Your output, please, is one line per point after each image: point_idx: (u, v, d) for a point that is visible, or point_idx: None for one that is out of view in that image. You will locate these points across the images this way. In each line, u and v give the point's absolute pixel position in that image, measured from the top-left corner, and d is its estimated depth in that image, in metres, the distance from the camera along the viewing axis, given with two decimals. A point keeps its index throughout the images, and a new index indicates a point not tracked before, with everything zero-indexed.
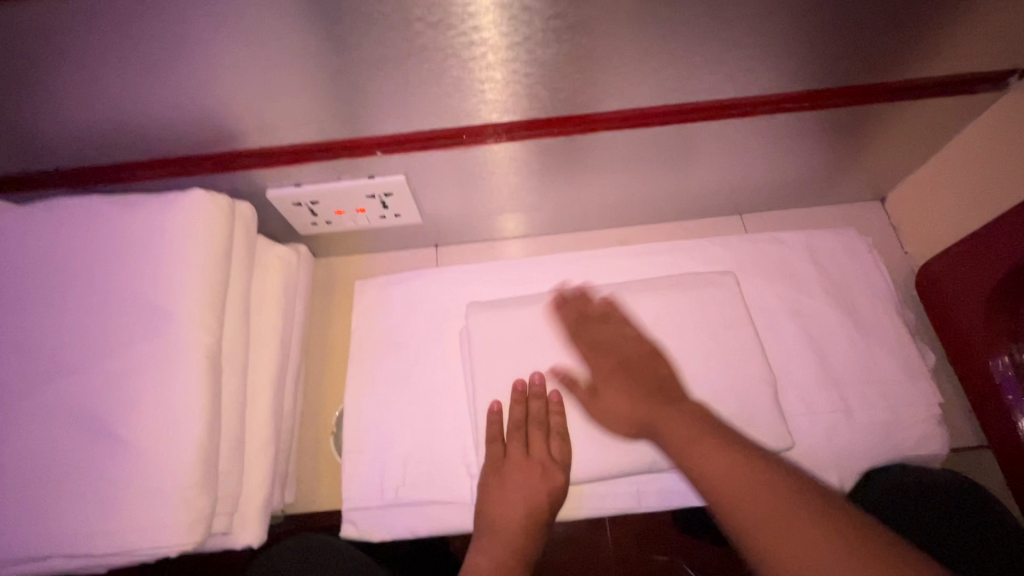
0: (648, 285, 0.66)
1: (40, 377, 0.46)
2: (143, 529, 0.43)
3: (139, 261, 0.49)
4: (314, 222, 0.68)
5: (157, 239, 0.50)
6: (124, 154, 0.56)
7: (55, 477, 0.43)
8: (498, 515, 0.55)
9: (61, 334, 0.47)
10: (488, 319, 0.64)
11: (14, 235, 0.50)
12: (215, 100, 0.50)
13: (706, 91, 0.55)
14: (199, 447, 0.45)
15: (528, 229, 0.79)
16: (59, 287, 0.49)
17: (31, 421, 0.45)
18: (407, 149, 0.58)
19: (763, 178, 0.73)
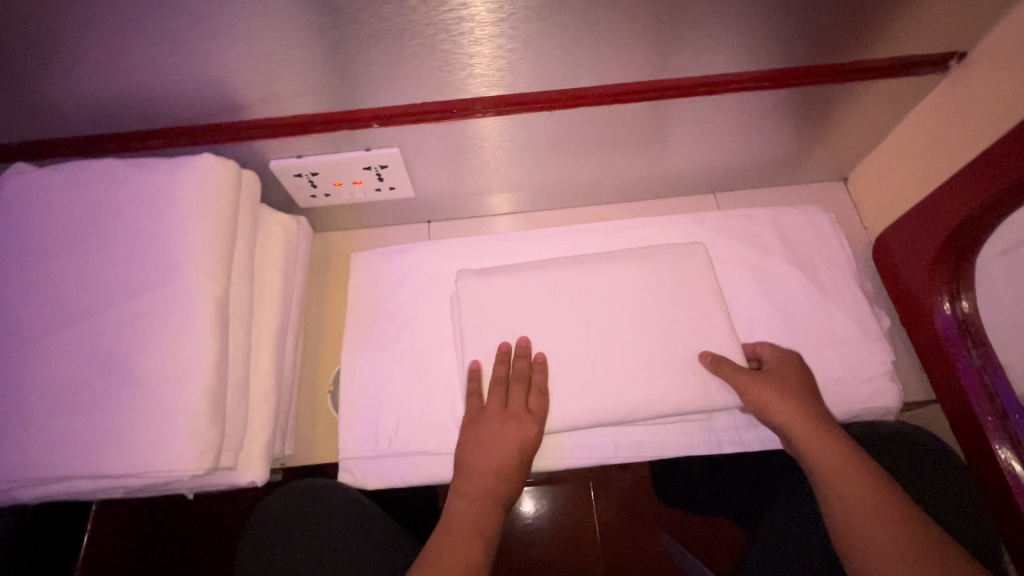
0: (626, 253, 0.71)
1: (62, 319, 0.50)
2: (158, 454, 0.47)
3: (153, 217, 0.54)
4: (313, 193, 0.73)
5: (169, 198, 0.54)
6: (138, 122, 0.60)
7: (77, 407, 0.47)
8: (472, 463, 0.59)
9: (82, 281, 0.52)
10: (475, 285, 0.69)
11: (36, 192, 0.54)
12: (224, 71, 0.55)
13: (676, 69, 0.61)
14: (208, 384, 0.49)
15: (516, 206, 0.84)
16: (79, 240, 0.53)
17: (52, 358, 0.49)
18: (401, 122, 0.63)
19: (734, 158, 0.78)
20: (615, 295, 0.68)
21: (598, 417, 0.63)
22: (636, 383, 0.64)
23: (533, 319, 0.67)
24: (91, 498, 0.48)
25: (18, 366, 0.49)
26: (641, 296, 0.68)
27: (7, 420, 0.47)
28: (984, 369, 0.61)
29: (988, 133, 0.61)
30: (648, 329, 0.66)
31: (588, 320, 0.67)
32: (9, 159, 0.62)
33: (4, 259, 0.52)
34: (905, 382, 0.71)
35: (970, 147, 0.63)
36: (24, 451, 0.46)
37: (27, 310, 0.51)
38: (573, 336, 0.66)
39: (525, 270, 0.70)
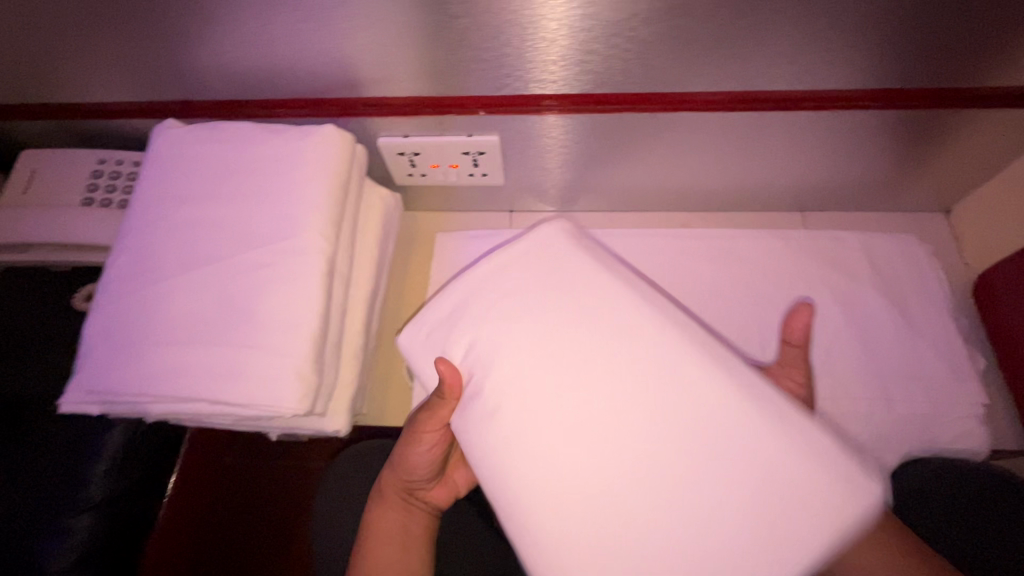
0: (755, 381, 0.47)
1: (194, 260, 0.56)
2: (267, 388, 0.51)
3: (279, 176, 0.59)
4: (411, 172, 0.77)
5: (296, 160, 0.59)
6: (274, 90, 0.67)
7: (203, 338, 0.53)
8: (404, 469, 0.58)
9: (213, 228, 0.57)
10: (512, 270, 0.54)
11: (182, 146, 0.61)
12: (358, 49, 0.60)
13: (786, 81, 0.61)
14: (312, 333, 0.54)
15: (597, 205, 0.86)
16: (214, 191, 0.59)
17: (184, 293, 0.54)
18: (506, 110, 0.66)
19: (830, 176, 0.76)
20: (730, 405, 0.45)
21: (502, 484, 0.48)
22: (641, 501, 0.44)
23: (586, 359, 0.48)
24: (204, 422, 0.53)
25: (155, 298, 0.54)
26: (769, 413, 0.44)
27: (144, 342, 0.53)
28: None
29: None
30: (704, 502, 0.43)
31: (621, 421, 0.46)
32: (159, 115, 0.71)
33: (151, 202, 0.59)
34: (995, 428, 0.67)
35: None
36: (155, 370, 0.52)
37: (162, 245, 0.56)
38: (628, 409, 0.46)
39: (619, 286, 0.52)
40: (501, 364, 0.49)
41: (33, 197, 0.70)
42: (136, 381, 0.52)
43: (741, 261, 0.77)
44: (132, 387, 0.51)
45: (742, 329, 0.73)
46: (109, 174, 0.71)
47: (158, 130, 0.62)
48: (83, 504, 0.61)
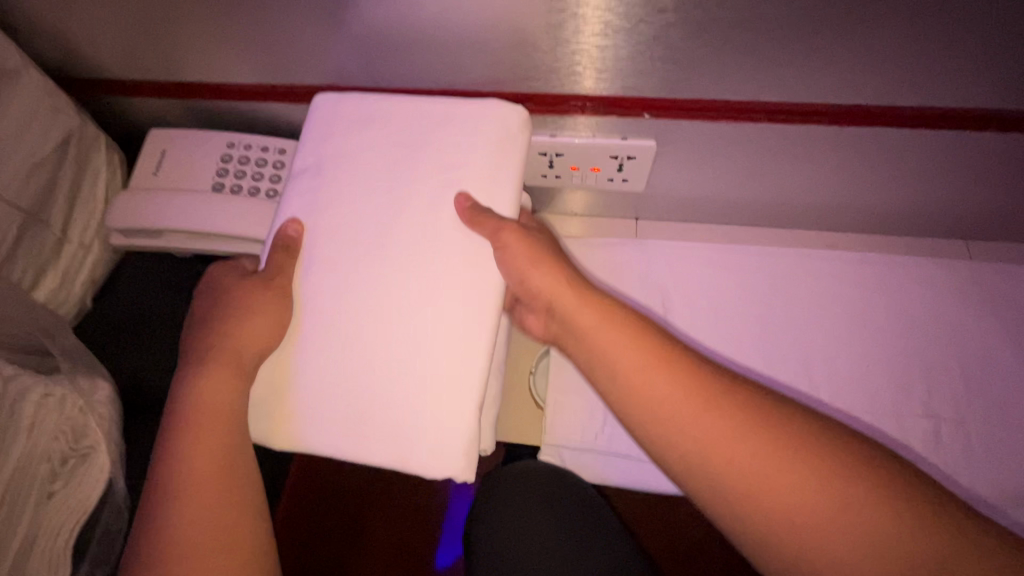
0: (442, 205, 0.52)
1: (357, 257, 0.51)
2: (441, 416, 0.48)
3: (446, 167, 0.53)
4: (546, 174, 0.72)
5: (464, 150, 0.53)
6: (424, 80, 0.62)
7: (372, 346, 0.49)
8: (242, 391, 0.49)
9: (376, 221, 0.52)
10: (385, 133, 0.54)
11: (341, 122, 0.55)
12: (534, 47, 0.54)
13: (1009, 105, 0.54)
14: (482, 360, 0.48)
15: (734, 219, 0.80)
16: (377, 177, 0.53)
17: (349, 293, 0.50)
18: (675, 114, 0.60)
19: (1010, 207, 0.69)
20: (461, 293, 0.49)
21: (308, 352, 0.50)
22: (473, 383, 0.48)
23: (365, 262, 0.51)
24: None
25: (320, 297, 0.51)
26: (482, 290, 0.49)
27: (312, 346, 0.50)
28: None
29: None
30: (402, 372, 0.48)
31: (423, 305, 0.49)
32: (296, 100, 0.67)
33: (311, 186, 0.54)
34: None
35: None
36: (325, 381, 0.49)
37: (325, 235, 0.52)
38: (385, 300, 0.50)
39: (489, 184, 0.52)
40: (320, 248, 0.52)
41: (164, 179, 0.67)
42: (309, 389, 0.49)
43: (898, 291, 0.71)
44: (304, 395, 0.49)
45: (897, 365, 0.68)
46: (239, 159, 0.68)
47: (319, 98, 0.56)
48: None
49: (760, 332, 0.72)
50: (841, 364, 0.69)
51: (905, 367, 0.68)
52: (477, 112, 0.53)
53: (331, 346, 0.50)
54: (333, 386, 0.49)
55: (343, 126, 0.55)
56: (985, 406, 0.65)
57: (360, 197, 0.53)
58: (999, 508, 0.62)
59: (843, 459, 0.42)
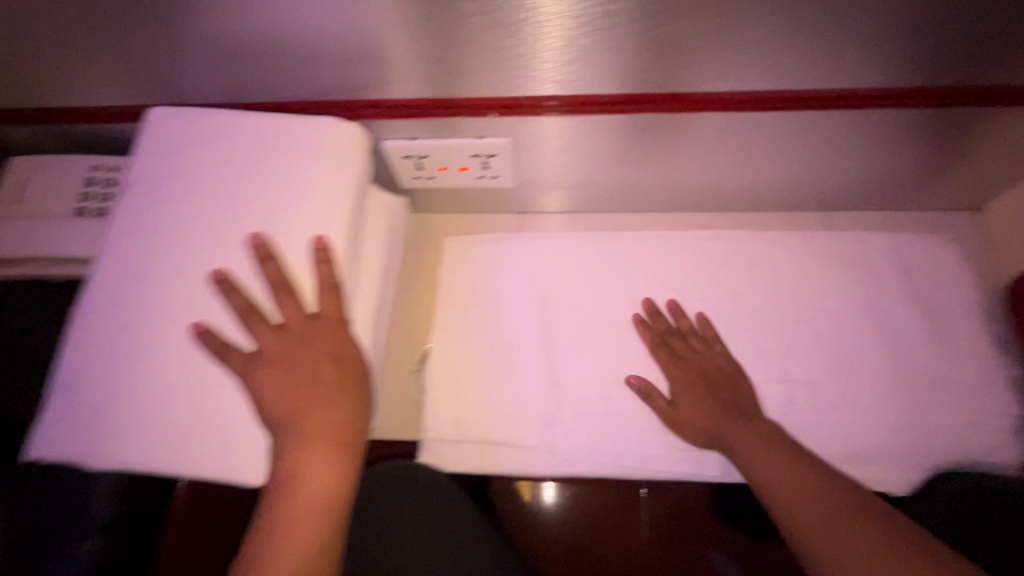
0: (276, 220, 0.55)
1: (182, 272, 0.53)
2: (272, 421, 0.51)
3: (276, 183, 0.56)
4: (418, 175, 0.74)
5: (295, 165, 0.56)
6: (271, 92, 0.63)
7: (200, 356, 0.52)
8: (311, 435, 0.49)
9: (205, 237, 0.54)
10: (227, 152, 0.56)
11: (174, 138, 0.57)
12: (360, 49, 0.56)
13: (818, 78, 0.57)
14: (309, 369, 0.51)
15: (612, 207, 0.83)
16: (206, 194, 0.55)
17: (175, 307, 0.53)
18: (520, 111, 0.62)
19: (857, 176, 0.73)
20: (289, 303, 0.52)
21: (139, 368, 0.51)
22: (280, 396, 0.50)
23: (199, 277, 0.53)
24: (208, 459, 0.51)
25: (145, 312, 0.53)
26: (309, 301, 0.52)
27: (135, 361, 0.51)
28: None
29: None
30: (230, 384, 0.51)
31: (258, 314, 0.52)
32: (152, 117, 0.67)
33: (140, 201, 0.55)
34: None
35: None
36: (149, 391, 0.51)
37: (145, 251, 0.54)
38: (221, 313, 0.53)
39: (319, 204, 0.55)
40: (156, 264, 0.53)
41: (25, 206, 0.67)
42: (133, 400, 0.51)
43: (766, 263, 0.74)
44: (125, 406, 0.51)
45: (764, 331, 0.70)
46: (102, 182, 0.68)
47: (152, 112, 0.58)
48: (88, 529, 0.59)
49: (633, 312, 0.73)
50: (710, 336, 0.70)
51: (772, 334, 0.70)
52: (310, 133, 0.57)
53: (164, 363, 0.51)
54: (158, 397, 0.51)
55: (189, 142, 0.57)
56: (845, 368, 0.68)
57: (196, 214, 0.55)
58: (863, 462, 0.64)
59: (828, 489, 0.51)
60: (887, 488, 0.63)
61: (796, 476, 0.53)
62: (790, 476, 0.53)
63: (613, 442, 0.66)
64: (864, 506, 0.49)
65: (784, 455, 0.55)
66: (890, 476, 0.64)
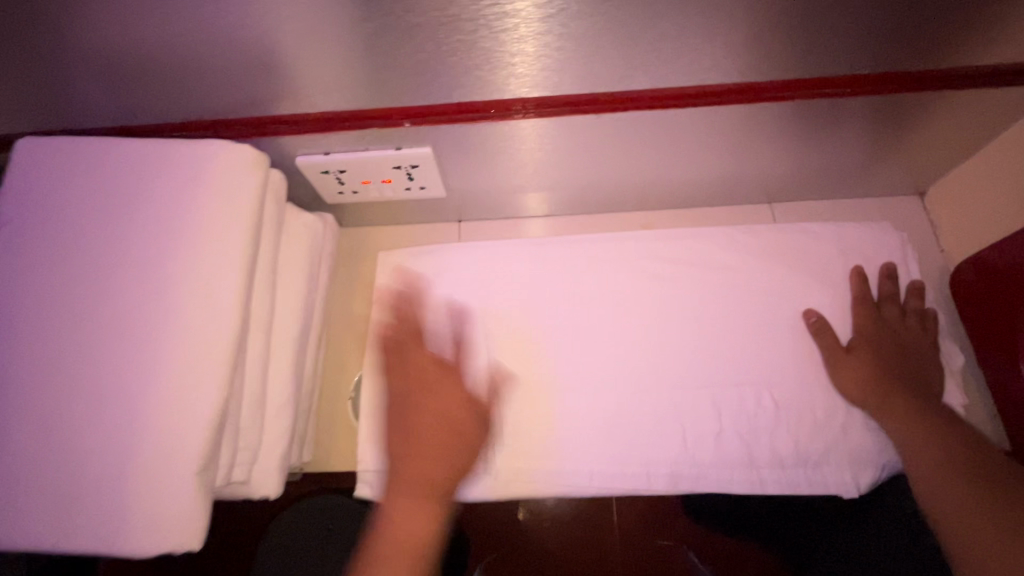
0: (162, 251, 0.47)
1: (53, 323, 0.46)
2: (158, 490, 0.42)
3: (161, 209, 0.49)
4: (341, 190, 0.69)
5: (183, 188, 0.49)
6: (161, 112, 0.58)
7: (70, 417, 0.44)
8: (421, 472, 0.46)
9: (80, 281, 0.47)
10: (106, 182, 0.50)
11: (46, 172, 0.51)
12: (248, 66, 0.51)
13: (746, 72, 0.54)
14: (211, 417, 0.44)
15: (555, 208, 0.80)
16: (82, 232, 0.49)
17: (44, 363, 0.45)
18: (436, 119, 0.58)
19: (800, 165, 0.71)
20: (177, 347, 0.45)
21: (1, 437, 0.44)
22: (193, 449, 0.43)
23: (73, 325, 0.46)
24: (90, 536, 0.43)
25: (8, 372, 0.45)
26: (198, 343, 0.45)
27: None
28: None
29: None
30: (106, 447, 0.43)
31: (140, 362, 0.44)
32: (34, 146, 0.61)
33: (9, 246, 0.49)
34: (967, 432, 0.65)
35: None
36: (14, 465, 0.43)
37: (23, 314, 0.47)
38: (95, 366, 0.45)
39: (213, 228, 0.49)
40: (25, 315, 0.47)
41: None
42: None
43: (711, 261, 0.71)
44: None
45: (713, 332, 0.67)
46: None
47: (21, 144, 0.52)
48: None
49: (576, 319, 0.69)
50: (655, 343, 0.67)
51: (722, 339, 0.67)
52: (201, 153, 0.50)
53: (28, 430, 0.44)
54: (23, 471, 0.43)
55: (65, 174, 0.50)
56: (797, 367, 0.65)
57: (70, 253, 0.48)
58: (814, 467, 0.62)
59: (973, 439, 0.52)
60: (840, 492, 0.61)
61: (915, 433, 0.54)
62: (906, 430, 0.55)
63: (562, 457, 0.63)
64: (951, 441, 0.52)
65: (905, 409, 0.56)
66: (840, 480, 0.61)
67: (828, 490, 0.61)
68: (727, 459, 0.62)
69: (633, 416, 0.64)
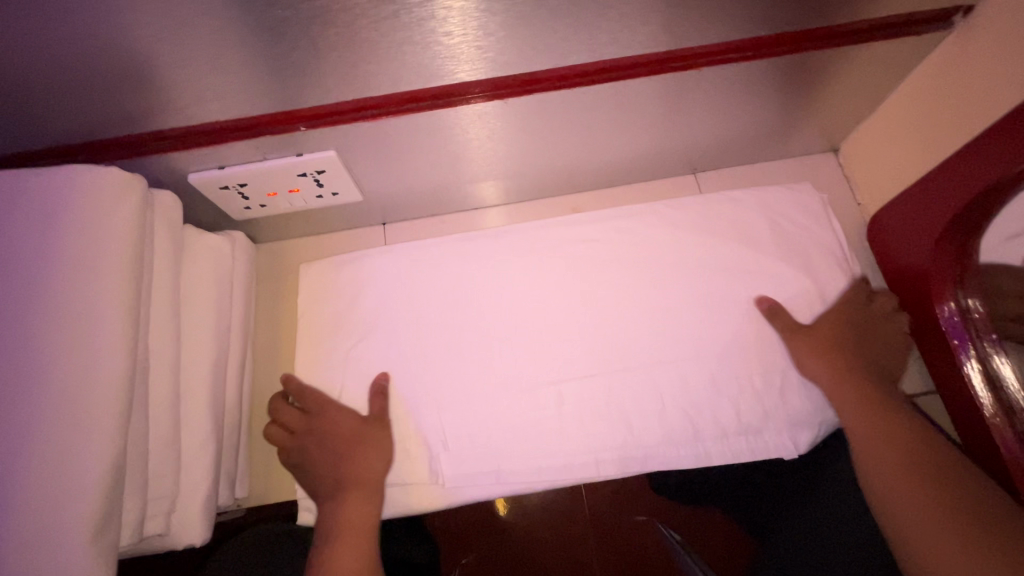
0: (23, 298, 0.42)
1: None
2: (44, 567, 0.38)
3: (20, 250, 0.43)
4: (247, 205, 0.65)
5: (43, 225, 0.44)
6: (19, 140, 0.51)
7: None
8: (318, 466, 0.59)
9: None
10: None
11: None
12: (107, 79, 0.46)
13: (647, 43, 0.53)
14: (105, 471, 0.40)
15: (508, 196, 0.78)
16: None
17: None
18: (333, 121, 0.55)
19: (718, 134, 0.71)
20: (50, 403, 0.40)
21: None
22: (84, 514, 0.39)
23: None
24: None
25: None
26: (75, 394, 0.41)
27: None
28: (987, 360, 0.57)
29: (986, 109, 0.55)
30: None
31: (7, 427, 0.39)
32: None
33: None
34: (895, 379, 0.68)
35: (963, 127, 0.58)
36: None
37: None
38: None
39: (82, 265, 0.43)
40: None
41: None
42: None
43: (641, 238, 0.71)
44: None
45: (648, 311, 0.67)
46: None
47: None
48: None
49: (510, 313, 0.68)
50: (590, 329, 0.67)
51: (659, 317, 0.67)
52: (65, 184, 0.44)
53: None
54: None
55: None
56: (733, 335, 0.65)
57: None
58: (755, 434, 0.63)
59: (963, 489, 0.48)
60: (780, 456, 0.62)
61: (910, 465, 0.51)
62: (889, 466, 0.51)
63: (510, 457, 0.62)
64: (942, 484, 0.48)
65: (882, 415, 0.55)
66: (781, 441, 0.62)
67: (769, 454, 0.62)
68: (671, 437, 0.62)
69: (574, 404, 0.64)
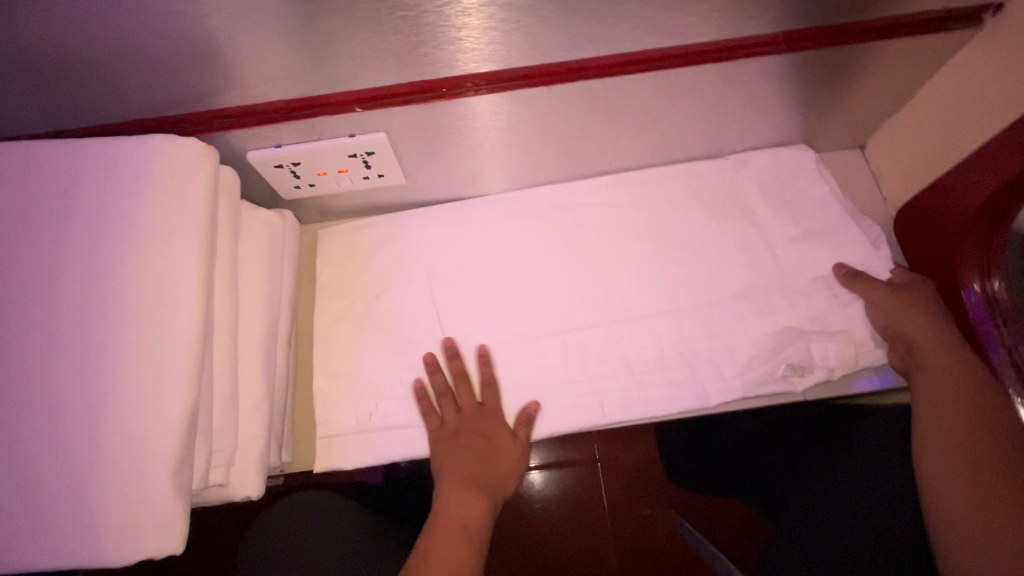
0: (111, 256, 0.45)
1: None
2: (132, 500, 0.41)
3: (107, 213, 0.46)
4: (297, 184, 0.68)
5: (128, 190, 0.47)
6: (100, 115, 0.55)
7: (24, 439, 0.41)
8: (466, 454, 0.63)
9: (22, 295, 0.44)
10: (42, 187, 0.47)
11: None
12: (188, 58, 0.49)
13: (687, 34, 0.55)
14: (183, 416, 0.43)
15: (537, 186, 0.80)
16: (22, 243, 0.45)
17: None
18: (388, 102, 0.58)
19: (748, 126, 0.73)
20: (135, 352, 0.43)
21: None
22: (165, 454, 0.42)
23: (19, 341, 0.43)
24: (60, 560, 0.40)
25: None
26: (156, 345, 0.43)
27: None
28: (1014, 346, 0.61)
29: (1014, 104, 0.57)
30: (69, 466, 0.40)
31: (97, 372, 0.42)
32: None
33: None
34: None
35: (991, 120, 0.60)
36: None
37: None
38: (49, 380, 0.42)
39: (164, 228, 0.46)
40: None
41: None
42: None
43: (671, 226, 0.73)
44: None
45: (677, 294, 0.70)
46: None
47: None
48: None
49: (541, 287, 0.71)
50: (617, 301, 0.70)
51: (688, 300, 0.69)
52: (148, 154, 0.48)
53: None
54: None
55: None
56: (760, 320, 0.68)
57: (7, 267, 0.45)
58: None
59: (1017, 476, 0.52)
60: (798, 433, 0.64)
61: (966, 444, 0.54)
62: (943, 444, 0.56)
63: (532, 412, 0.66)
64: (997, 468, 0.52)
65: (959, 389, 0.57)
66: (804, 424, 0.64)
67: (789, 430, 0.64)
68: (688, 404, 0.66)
69: (596, 371, 0.67)
